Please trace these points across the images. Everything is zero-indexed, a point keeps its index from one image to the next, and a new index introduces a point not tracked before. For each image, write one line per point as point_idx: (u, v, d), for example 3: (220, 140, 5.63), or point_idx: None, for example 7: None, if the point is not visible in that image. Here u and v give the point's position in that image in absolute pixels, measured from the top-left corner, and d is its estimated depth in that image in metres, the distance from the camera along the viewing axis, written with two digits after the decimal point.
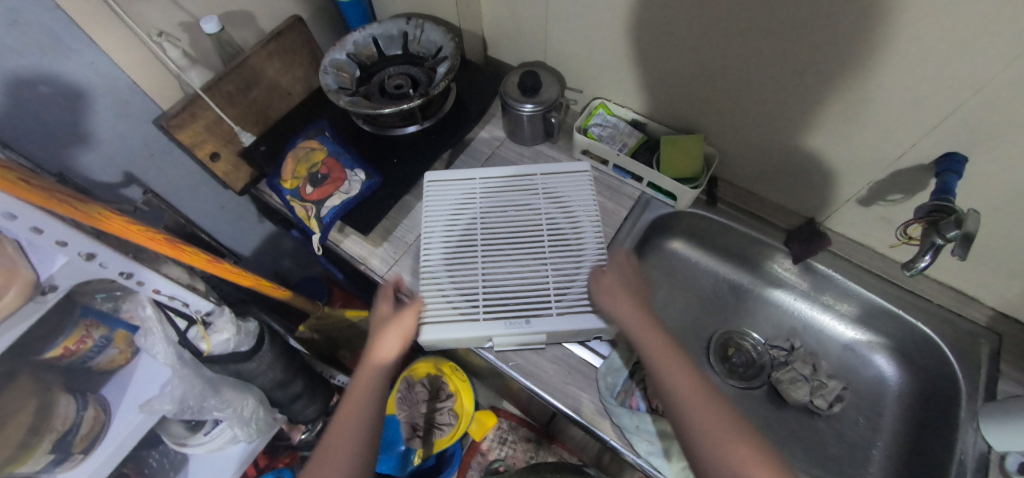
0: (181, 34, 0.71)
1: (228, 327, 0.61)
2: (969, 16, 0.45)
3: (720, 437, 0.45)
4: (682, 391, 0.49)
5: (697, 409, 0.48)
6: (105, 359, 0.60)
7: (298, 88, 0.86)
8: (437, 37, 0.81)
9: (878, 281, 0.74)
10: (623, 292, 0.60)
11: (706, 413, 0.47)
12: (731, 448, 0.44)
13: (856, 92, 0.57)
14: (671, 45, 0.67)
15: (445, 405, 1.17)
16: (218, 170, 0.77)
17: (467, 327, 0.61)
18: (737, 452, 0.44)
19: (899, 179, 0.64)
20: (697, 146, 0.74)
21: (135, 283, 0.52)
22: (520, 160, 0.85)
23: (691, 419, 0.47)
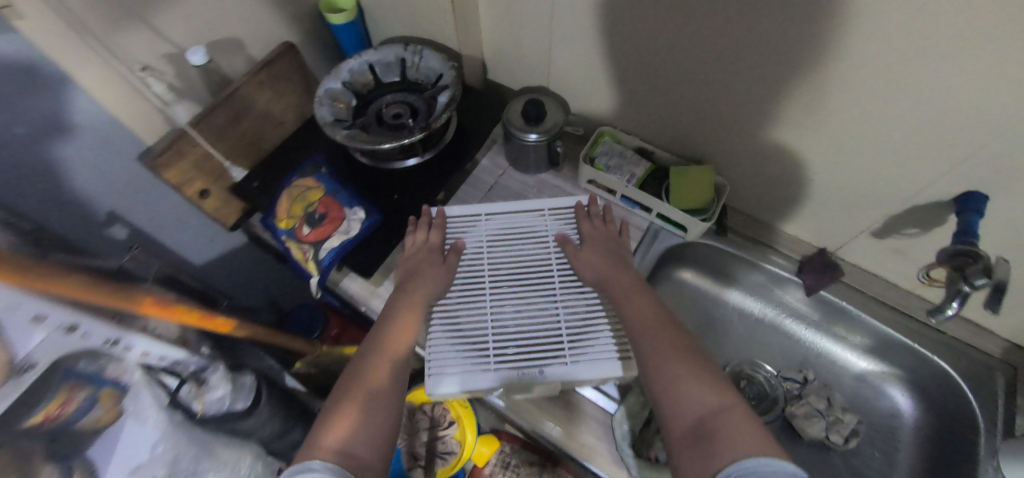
0: (165, 66, 0.68)
1: (221, 382, 0.61)
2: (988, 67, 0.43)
3: (684, 379, 0.48)
4: (658, 342, 0.52)
5: (670, 356, 0.50)
6: None
7: (290, 116, 0.83)
8: (437, 64, 0.78)
9: (892, 313, 0.72)
10: (609, 268, 0.62)
11: (672, 361, 0.50)
12: (689, 388, 0.47)
13: (873, 133, 0.56)
14: (679, 79, 0.64)
15: (445, 433, 1.14)
16: (209, 206, 0.74)
17: (477, 376, 0.58)
18: (694, 389, 0.47)
19: (915, 214, 0.62)
20: (708, 177, 0.72)
21: (122, 349, 0.49)
22: (524, 189, 0.82)
23: (660, 360, 0.50)
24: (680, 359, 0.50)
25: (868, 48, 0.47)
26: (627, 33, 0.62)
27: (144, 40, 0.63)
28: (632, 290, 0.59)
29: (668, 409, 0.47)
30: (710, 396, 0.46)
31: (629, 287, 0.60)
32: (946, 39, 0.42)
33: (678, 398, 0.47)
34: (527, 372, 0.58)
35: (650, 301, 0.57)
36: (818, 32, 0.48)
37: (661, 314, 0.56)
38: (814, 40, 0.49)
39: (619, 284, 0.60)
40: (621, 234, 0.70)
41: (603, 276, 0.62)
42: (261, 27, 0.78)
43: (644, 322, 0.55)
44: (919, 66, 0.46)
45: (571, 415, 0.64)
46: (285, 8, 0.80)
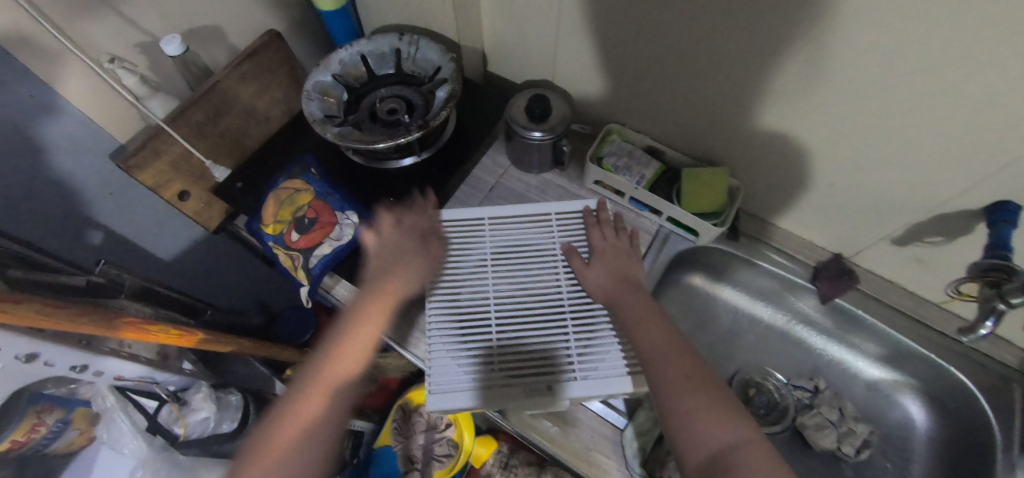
0: (138, 57, 0.62)
1: (207, 404, 0.56)
2: None
3: (698, 411, 0.44)
4: (672, 369, 0.48)
5: (684, 385, 0.46)
6: (62, 444, 0.44)
7: (276, 111, 0.77)
8: (434, 56, 0.73)
9: (909, 322, 0.70)
10: (617, 283, 0.59)
11: (685, 383, 0.47)
12: (703, 417, 0.44)
13: (903, 139, 0.52)
14: (696, 78, 0.60)
15: (442, 436, 1.12)
16: (190, 208, 0.69)
17: (481, 395, 0.54)
18: (708, 422, 0.44)
19: (940, 222, 0.59)
20: (722, 180, 0.69)
21: (91, 375, 0.45)
22: (527, 190, 0.78)
23: (673, 388, 0.46)
24: (696, 387, 0.46)
25: (911, 52, 0.43)
26: (640, 29, 0.57)
27: (112, 28, 0.57)
28: (644, 310, 0.55)
29: (681, 443, 0.44)
30: (726, 431, 0.43)
31: (641, 306, 0.56)
32: (997, 47, 0.39)
33: (692, 432, 0.43)
34: (533, 391, 0.54)
35: (664, 322, 0.54)
36: (855, 35, 0.44)
37: (675, 338, 0.52)
38: (848, 43, 0.45)
39: (631, 303, 0.56)
40: (633, 243, 0.65)
41: (613, 294, 0.58)
42: (243, 14, 0.72)
43: (657, 346, 0.51)
44: (964, 72, 0.42)
45: (578, 431, 0.61)
46: None
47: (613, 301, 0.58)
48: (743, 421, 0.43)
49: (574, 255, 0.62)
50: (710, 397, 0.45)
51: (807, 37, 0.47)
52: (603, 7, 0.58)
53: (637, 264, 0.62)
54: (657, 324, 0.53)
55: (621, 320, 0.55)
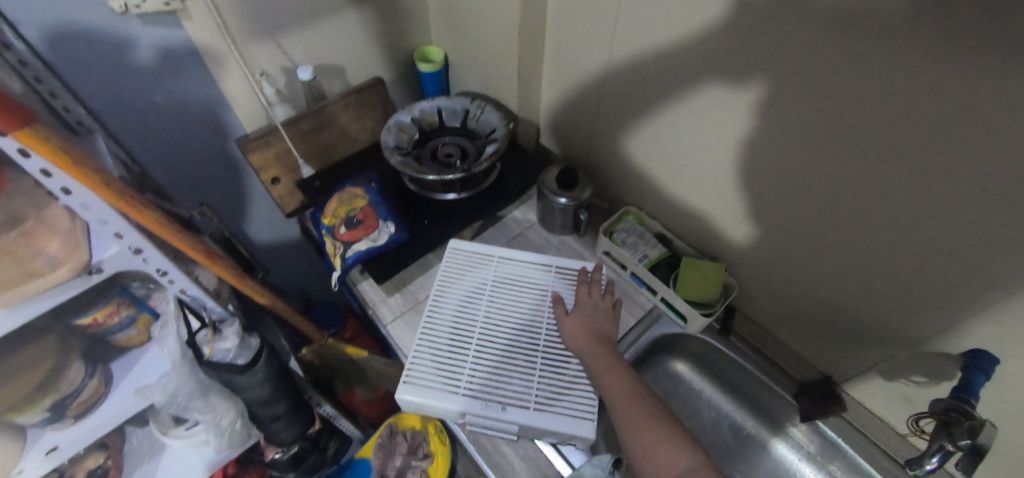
0: (280, 75, 0.84)
1: (233, 337, 0.66)
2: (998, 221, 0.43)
3: (657, 444, 0.53)
4: (633, 410, 0.56)
5: (644, 422, 0.55)
6: (123, 336, 0.67)
7: (364, 136, 0.95)
8: (494, 120, 0.89)
9: (892, 465, 0.67)
10: (589, 336, 0.65)
11: (642, 423, 0.55)
12: (659, 451, 0.52)
13: (875, 266, 0.56)
14: (706, 172, 0.69)
15: (418, 464, 1.12)
16: (276, 192, 0.87)
17: (447, 399, 0.61)
18: (666, 454, 0.52)
19: (921, 363, 0.60)
20: (719, 275, 0.74)
21: (167, 281, 0.59)
22: (545, 246, 0.88)
23: (634, 426, 0.55)
24: (654, 424, 0.55)
25: (869, 173, 0.50)
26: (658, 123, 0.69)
27: (271, 52, 0.80)
28: (612, 361, 0.62)
29: (643, 469, 0.53)
30: (682, 460, 0.52)
31: (608, 358, 0.62)
32: (933, 181, 0.45)
33: (651, 462, 0.52)
34: (490, 407, 0.61)
35: (628, 372, 0.61)
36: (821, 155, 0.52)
37: (638, 386, 0.59)
38: (818, 159, 0.54)
39: (599, 354, 0.63)
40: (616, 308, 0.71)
41: (585, 345, 0.64)
42: (364, 61, 0.95)
43: (621, 392, 0.58)
44: (914, 205, 0.48)
45: (522, 465, 0.64)
46: (387, 52, 0.97)
47: (583, 350, 0.64)
48: (695, 450, 0.52)
49: (559, 303, 0.69)
50: (666, 433, 0.54)
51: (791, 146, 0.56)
52: (635, 93, 0.71)
53: (613, 324, 0.68)
54: (620, 369, 0.61)
55: (590, 366, 0.62)
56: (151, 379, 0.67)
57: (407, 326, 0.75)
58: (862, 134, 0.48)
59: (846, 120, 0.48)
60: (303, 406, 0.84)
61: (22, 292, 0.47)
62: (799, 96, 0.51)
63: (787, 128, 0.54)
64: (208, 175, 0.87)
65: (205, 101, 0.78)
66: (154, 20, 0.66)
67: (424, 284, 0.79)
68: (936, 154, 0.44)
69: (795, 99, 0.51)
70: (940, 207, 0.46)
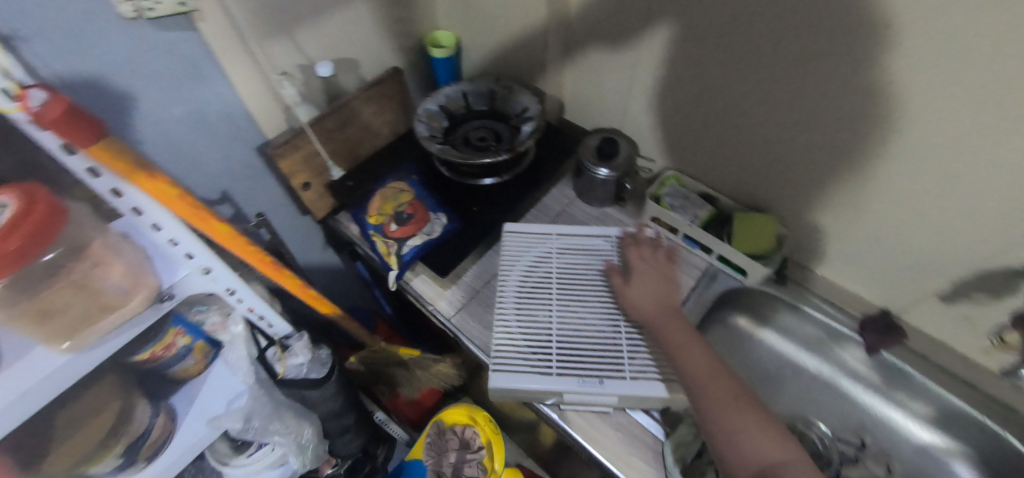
0: (297, 74, 0.80)
1: (304, 351, 0.62)
2: None
3: (741, 427, 0.46)
4: (711, 389, 0.51)
5: (727, 403, 0.49)
6: (180, 367, 0.61)
7: (386, 130, 0.92)
8: (523, 98, 0.87)
9: (957, 384, 0.70)
10: (655, 308, 0.63)
11: (727, 404, 0.49)
12: (746, 435, 0.46)
13: (945, 189, 0.58)
14: (755, 126, 0.70)
15: (473, 457, 1.09)
16: (307, 198, 0.82)
17: (539, 381, 0.60)
18: (757, 440, 0.45)
19: (985, 280, 0.63)
20: (773, 227, 0.75)
21: (235, 300, 0.55)
22: (589, 220, 0.87)
23: (717, 409, 0.49)
24: (739, 407, 0.48)
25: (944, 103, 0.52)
26: (705, 79, 0.70)
27: (287, 50, 0.76)
28: (685, 337, 0.58)
29: (726, 457, 0.46)
30: (778, 449, 0.45)
31: (683, 334, 0.58)
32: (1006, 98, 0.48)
33: (738, 447, 0.46)
34: (585, 382, 0.60)
35: (704, 348, 0.56)
36: (893, 82, 0.53)
37: (718, 364, 0.54)
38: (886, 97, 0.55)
39: (674, 329, 0.59)
40: (671, 262, 0.70)
41: (655, 321, 0.61)
42: (376, 51, 0.91)
43: (697, 369, 0.53)
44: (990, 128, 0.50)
45: (619, 436, 0.64)
46: (398, 40, 0.93)
47: (654, 325, 0.61)
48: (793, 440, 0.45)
49: (615, 274, 0.68)
50: (754, 417, 0.47)
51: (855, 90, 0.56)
52: (672, 54, 0.71)
53: (679, 295, 0.65)
54: (697, 344, 0.57)
55: (662, 343, 0.59)
56: (221, 407, 0.63)
57: (473, 316, 0.73)
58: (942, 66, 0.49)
59: (919, 53, 0.50)
60: (368, 414, 0.81)
61: (98, 329, 0.44)
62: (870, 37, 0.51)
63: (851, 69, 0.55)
64: (231, 188, 0.81)
65: (224, 110, 0.73)
66: (166, 24, 0.59)
67: (480, 273, 0.77)
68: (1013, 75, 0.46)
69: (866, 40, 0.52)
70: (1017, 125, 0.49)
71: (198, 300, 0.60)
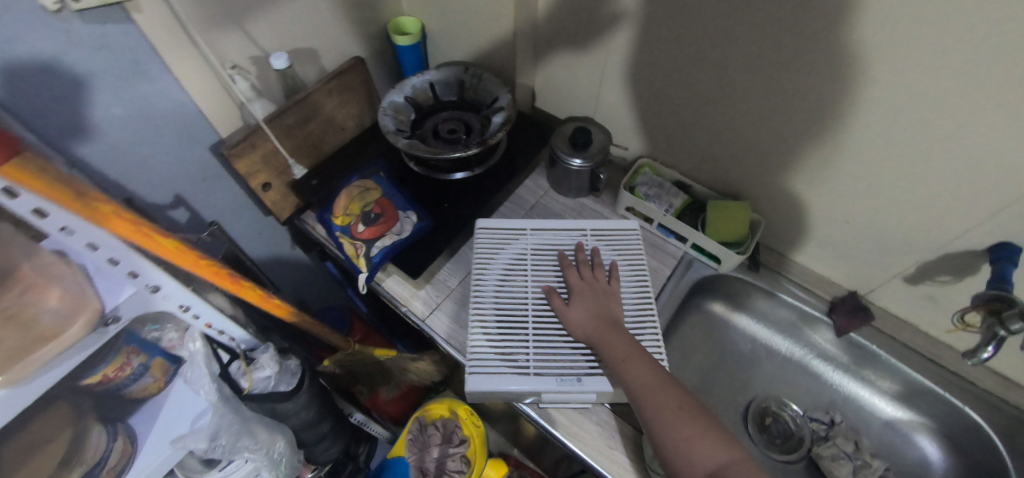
0: (250, 67, 0.74)
1: (271, 364, 0.59)
2: None
3: (693, 439, 0.50)
4: (660, 404, 0.53)
5: (677, 417, 0.51)
6: (138, 386, 0.58)
7: (351, 124, 0.88)
8: (494, 88, 0.84)
9: (922, 361, 0.73)
10: (595, 321, 0.61)
11: (676, 419, 0.51)
12: (697, 449, 0.49)
13: (913, 174, 0.59)
14: (729, 113, 0.69)
15: (457, 451, 1.09)
16: (269, 199, 0.78)
17: (516, 382, 0.59)
18: (703, 447, 0.49)
19: (948, 261, 0.65)
20: (745, 213, 0.75)
21: (191, 317, 0.52)
22: (564, 211, 0.86)
23: (667, 423, 0.51)
24: (686, 418, 0.51)
25: (912, 90, 0.52)
26: (679, 65, 0.68)
27: (238, 41, 0.71)
28: (627, 347, 0.58)
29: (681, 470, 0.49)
30: (721, 452, 0.49)
31: (623, 344, 0.58)
32: (973, 83, 0.48)
33: (689, 458, 0.49)
34: (564, 380, 0.60)
35: (646, 358, 0.57)
36: (864, 66, 0.53)
37: (659, 372, 0.56)
38: (858, 83, 0.55)
39: (613, 340, 0.59)
40: (609, 280, 0.68)
41: (597, 335, 0.60)
42: (336, 40, 0.85)
43: (645, 383, 0.54)
44: (958, 112, 0.51)
45: (600, 431, 0.65)
46: (359, 27, 0.88)
47: (596, 339, 0.60)
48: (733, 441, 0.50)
49: (554, 296, 0.65)
50: (700, 426, 0.51)
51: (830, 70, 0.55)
52: (647, 40, 0.69)
53: (614, 300, 0.65)
54: (637, 355, 0.57)
55: (606, 358, 0.58)
56: (185, 426, 0.60)
57: (450, 316, 0.72)
58: (918, 51, 0.49)
59: (883, 40, 0.50)
60: (345, 418, 0.79)
61: (37, 361, 0.39)
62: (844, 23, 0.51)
63: (824, 54, 0.55)
64: (186, 191, 0.76)
65: (171, 108, 0.67)
66: (96, 16, 0.54)
67: (454, 271, 0.76)
68: (980, 61, 0.46)
69: (841, 26, 0.51)
70: (984, 108, 0.49)
71: (155, 317, 0.58)
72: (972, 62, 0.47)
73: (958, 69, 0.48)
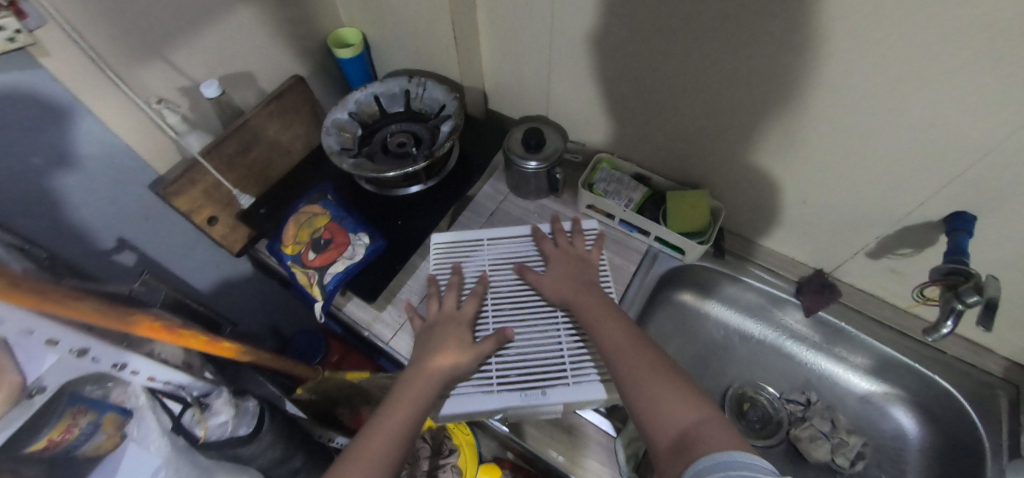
0: (180, 98, 0.71)
1: (226, 408, 0.59)
2: (984, 81, 0.45)
3: (663, 395, 0.48)
4: (631, 362, 0.52)
5: (648, 374, 0.51)
6: (89, 448, 0.47)
7: (297, 146, 0.85)
8: (440, 95, 0.81)
9: (891, 334, 0.73)
10: (571, 286, 0.63)
11: (646, 375, 0.51)
12: (666, 403, 0.48)
13: (864, 150, 0.58)
14: (679, 101, 0.67)
15: (447, 462, 1.05)
16: (216, 232, 0.75)
17: (482, 402, 0.58)
18: (676, 405, 0.48)
19: (907, 234, 0.64)
20: (703, 201, 0.74)
21: (129, 373, 0.49)
22: (525, 214, 0.84)
23: (638, 379, 0.51)
24: (656, 375, 0.50)
25: (856, 67, 0.51)
26: (624, 58, 0.66)
27: (163, 72, 0.67)
28: (602, 311, 0.59)
29: (651, 428, 0.48)
30: (694, 412, 0.47)
31: (599, 308, 0.59)
32: (914, 57, 0.47)
33: (657, 413, 0.47)
34: (529, 395, 0.58)
35: (620, 320, 0.57)
36: (806, 46, 0.51)
37: (635, 336, 0.56)
38: (805, 62, 0.53)
39: (589, 303, 0.60)
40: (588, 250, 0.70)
41: (573, 300, 0.61)
42: (272, 60, 0.82)
43: (617, 343, 0.55)
44: (905, 85, 0.50)
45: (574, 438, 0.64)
46: (295, 44, 0.85)
47: (573, 305, 0.61)
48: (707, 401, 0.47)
49: (527, 271, 0.66)
50: (669, 383, 0.50)
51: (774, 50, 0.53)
52: (589, 34, 0.66)
53: (592, 268, 0.66)
54: (613, 315, 0.58)
55: (581, 320, 0.59)
56: None
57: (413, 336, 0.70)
58: (858, 27, 0.47)
59: (820, 19, 0.48)
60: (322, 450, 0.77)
61: None
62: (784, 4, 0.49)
63: (765, 37, 0.53)
64: (128, 233, 0.73)
65: (99, 151, 0.64)
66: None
67: (415, 288, 0.73)
68: (920, 32, 0.45)
69: (782, 7, 0.49)
70: (927, 80, 0.48)
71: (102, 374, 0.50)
72: (912, 35, 0.45)
73: (899, 42, 0.46)
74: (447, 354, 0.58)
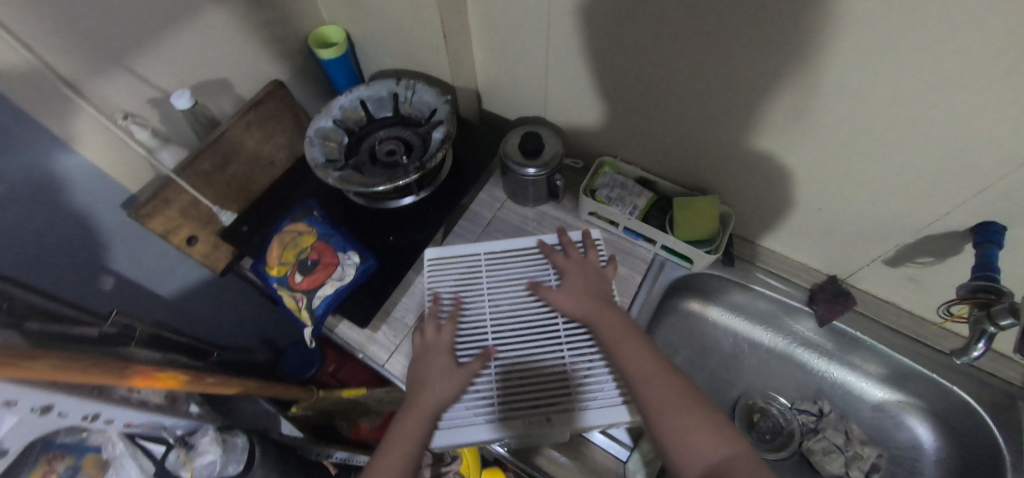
0: (149, 111, 0.66)
1: (213, 446, 0.57)
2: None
3: (688, 428, 0.45)
4: (654, 389, 0.49)
5: (671, 403, 0.47)
6: None
7: (280, 155, 0.80)
8: (430, 99, 0.76)
9: (907, 343, 0.70)
10: (591, 303, 0.59)
11: (670, 404, 0.47)
12: (691, 436, 0.44)
13: (887, 157, 0.54)
14: (686, 104, 0.63)
15: (450, 468, 0.96)
16: (197, 252, 0.71)
17: (485, 431, 0.54)
18: (703, 439, 0.44)
19: (928, 243, 0.61)
20: (713, 208, 0.70)
21: (102, 423, 0.46)
22: (523, 223, 0.80)
23: (661, 409, 0.47)
24: (682, 404, 0.47)
25: (881, 73, 0.46)
26: (626, 60, 0.61)
27: (127, 85, 0.62)
28: (624, 332, 0.55)
29: (676, 462, 0.44)
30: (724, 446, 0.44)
31: (622, 329, 0.55)
32: (948, 63, 0.42)
33: (683, 447, 0.44)
34: (532, 423, 0.55)
35: (643, 343, 0.54)
36: (827, 49, 0.47)
37: (658, 357, 0.52)
38: (831, 67, 0.48)
39: (610, 323, 0.56)
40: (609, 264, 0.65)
41: (594, 318, 0.57)
42: (248, 65, 0.77)
43: (639, 368, 0.51)
44: (936, 91, 0.45)
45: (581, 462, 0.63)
46: (272, 46, 0.79)
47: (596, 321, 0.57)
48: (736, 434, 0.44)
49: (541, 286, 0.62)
50: (696, 413, 0.46)
51: (791, 53, 0.49)
52: (586, 35, 0.61)
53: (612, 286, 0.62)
54: (635, 337, 0.54)
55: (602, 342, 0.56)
56: None
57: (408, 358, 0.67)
58: (887, 29, 0.42)
59: (843, 21, 0.44)
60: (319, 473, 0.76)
61: None
62: (812, 6, 0.43)
63: (781, 40, 0.48)
64: (103, 257, 0.69)
65: (63, 174, 0.59)
66: None
67: (411, 307, 0.70)
68: (958, 35, 0.40)
69: (809, 6, 0.44)
70: (962, 86, 0.44)
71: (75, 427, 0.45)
72: (947, 40, 0.41)
73: (933, 46, 0.42)
74: (432, 382, 0.55)
